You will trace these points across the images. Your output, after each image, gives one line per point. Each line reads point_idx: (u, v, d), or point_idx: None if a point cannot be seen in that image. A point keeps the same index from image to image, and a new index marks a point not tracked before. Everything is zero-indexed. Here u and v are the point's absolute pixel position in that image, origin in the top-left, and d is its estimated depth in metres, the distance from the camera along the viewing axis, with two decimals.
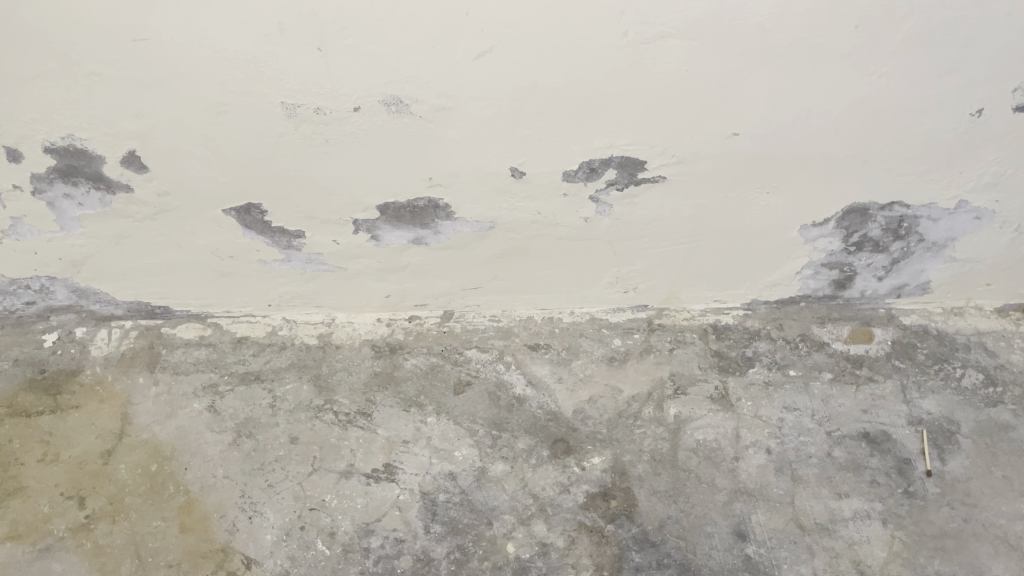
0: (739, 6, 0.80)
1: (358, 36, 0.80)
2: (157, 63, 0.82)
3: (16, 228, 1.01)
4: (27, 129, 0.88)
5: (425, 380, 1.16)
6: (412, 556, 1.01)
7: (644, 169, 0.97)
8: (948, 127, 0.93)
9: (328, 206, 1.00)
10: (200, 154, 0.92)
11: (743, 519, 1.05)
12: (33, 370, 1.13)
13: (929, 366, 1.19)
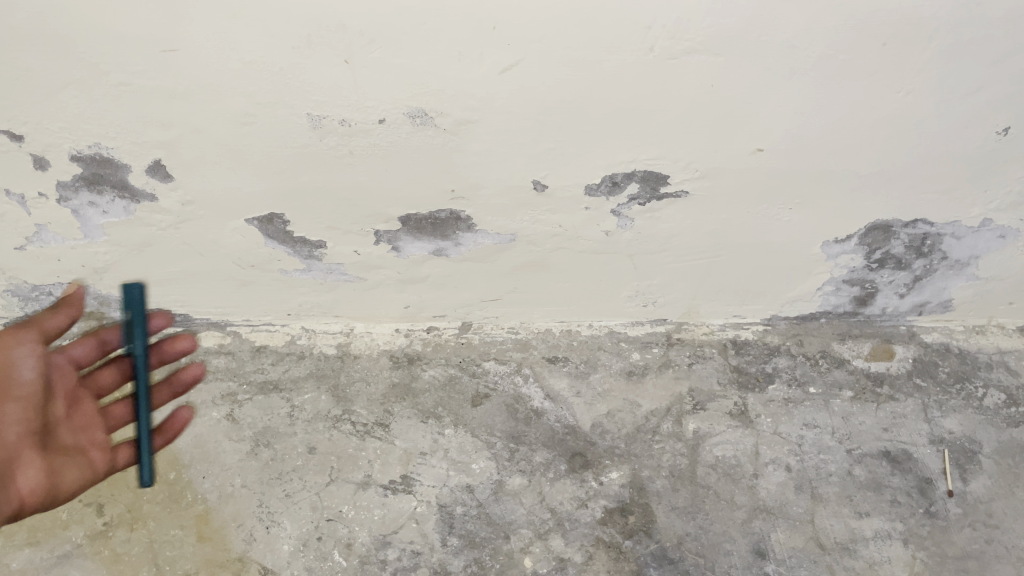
0: (767, 22, 0.76)
1: (384, 50, 0.79)
2: (185, 74, 0.82)
3: (39, 236, 1.02)
4: (54, 138, 0.88)
5: (443, 392, 1.15)
6: (429, 568, 1.01)
7: (667, 183, 0.97)
8: (973, 145, 0.91)
9: (349, 216, 1.00)
10: (226, 164, 0.92)
11: (763, 537, 1.05)
12: None
13: (951, 385, 1.18)
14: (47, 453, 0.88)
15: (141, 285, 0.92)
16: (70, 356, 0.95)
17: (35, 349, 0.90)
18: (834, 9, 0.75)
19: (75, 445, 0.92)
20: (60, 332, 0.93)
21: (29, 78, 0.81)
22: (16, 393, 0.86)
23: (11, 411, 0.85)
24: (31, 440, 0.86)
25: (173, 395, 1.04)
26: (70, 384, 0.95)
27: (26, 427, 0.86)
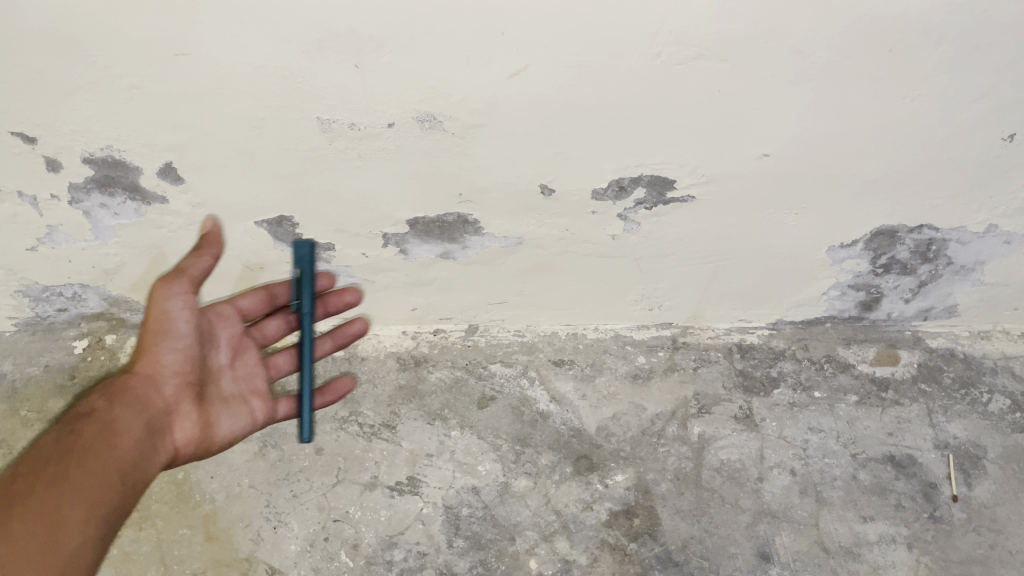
0: (772, 28, 0.76)
1: (394, 55, 0.79)
2: (197, 77, 0.82)
3: (51, 237, 1.03)
4: (67, 140, 0.89)
5: (449, 394, 1.16)
6: (434, 569, 1.01)
7: (673, 188, 0.97)
8: (978, 150, 0.91)
9: (358, 219, 1.01)
10: (236, 167, 0.93)
11: (767, 540, 1.05)
12: (62, 376, 1.18)
13: (956, 391, 1.19)
14: (212, 402, 0.92)
15: (312, 244, 0.96)
16: (240, 307, 0.99)
17: (191, 302, 0.89)
18: (840, 13, 0.74)
19: (242, 396, 0.97)
20: (207, 275, 0.90)
21: (42, 79, 0.82)
22: (172, 344, 0.89)
23: (169, 364, 0.89)
24: (191, 391, 0.90)
25: (336, 346, 1.07)
26: (235, 332, 0.99)
27: (185, 378, 0.90)
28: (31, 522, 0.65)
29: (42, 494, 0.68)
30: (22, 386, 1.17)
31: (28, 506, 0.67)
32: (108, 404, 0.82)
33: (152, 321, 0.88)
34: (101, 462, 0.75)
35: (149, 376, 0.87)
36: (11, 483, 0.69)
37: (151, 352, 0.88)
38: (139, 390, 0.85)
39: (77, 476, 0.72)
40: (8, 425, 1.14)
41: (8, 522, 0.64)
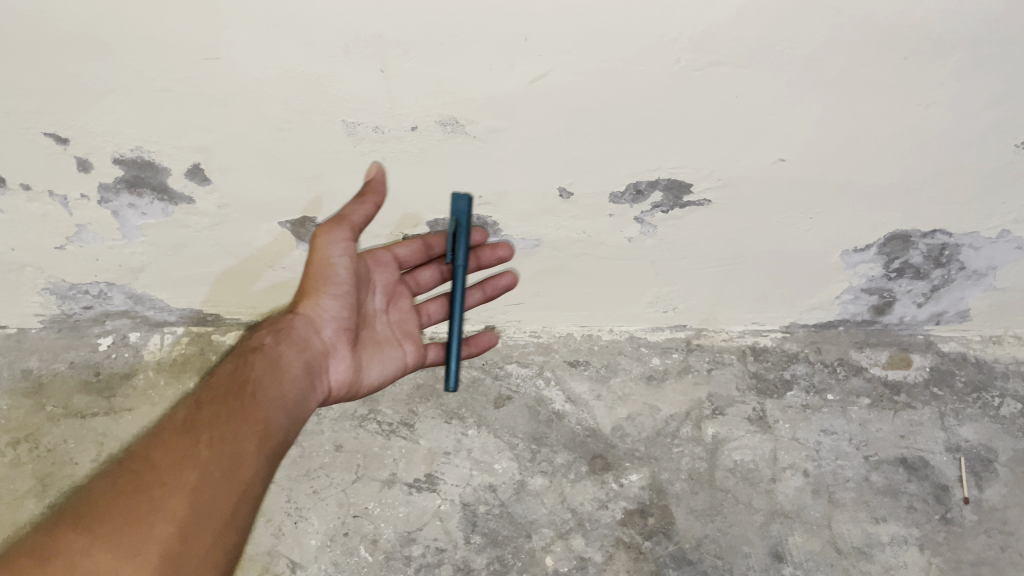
0: (791, 37, 0.76)
1: (418, 60, 0.79)
2: (225, 82, 0.83)
3: (79, 235, 1.05)
4: (98, 141, 0.91)
5: (466, 393, 1.18)
6: (452, 565, 1.05)
7: (690, 192, 0.98)
8: (992, 156, 0.91)
9: (379, 220, 1.03)
10: (262, 168, 0.95)
11: (780, 540, 1.08)
12: (88, 372, 1.23)
13: (967, 394, 1.20)
14: (359, 347, 1.00)
15: (469, 197, 0.96)
16: (394, 255, 1.04)
17: (349, 254, 0.92)
18: (858, 24, 0.74)
19: (390, 343, 1.05)
20: (368, 222, 0.90)
21: (76, 82, 0.83)
22: (331, 290, 0.94)
23: (331, 307, 0.95)
24: (348, 335, 0.97)
25: (485, 298, 1.09)
26: (392, 279, 1.05)
27: (343, 324, 0.96)
28: (216, 453, 0.75)
29: (222, 425, 0.78)
30: (49, 381, 1.22)
31: (212, 436, 0.76)
32: (276, 343, 0.91)
33: (317, 268, 0.92)
34: (267, 400, 0.84)
35: (311, 319, 0.94)
36: (196, 411, 0.79)
37: (313, 297, 0.94)
38: (303, 333, 0.93)
39: (252, 410, 0.81)
40: (37, 420, 1.19)
41: (197, 450, 0.75)
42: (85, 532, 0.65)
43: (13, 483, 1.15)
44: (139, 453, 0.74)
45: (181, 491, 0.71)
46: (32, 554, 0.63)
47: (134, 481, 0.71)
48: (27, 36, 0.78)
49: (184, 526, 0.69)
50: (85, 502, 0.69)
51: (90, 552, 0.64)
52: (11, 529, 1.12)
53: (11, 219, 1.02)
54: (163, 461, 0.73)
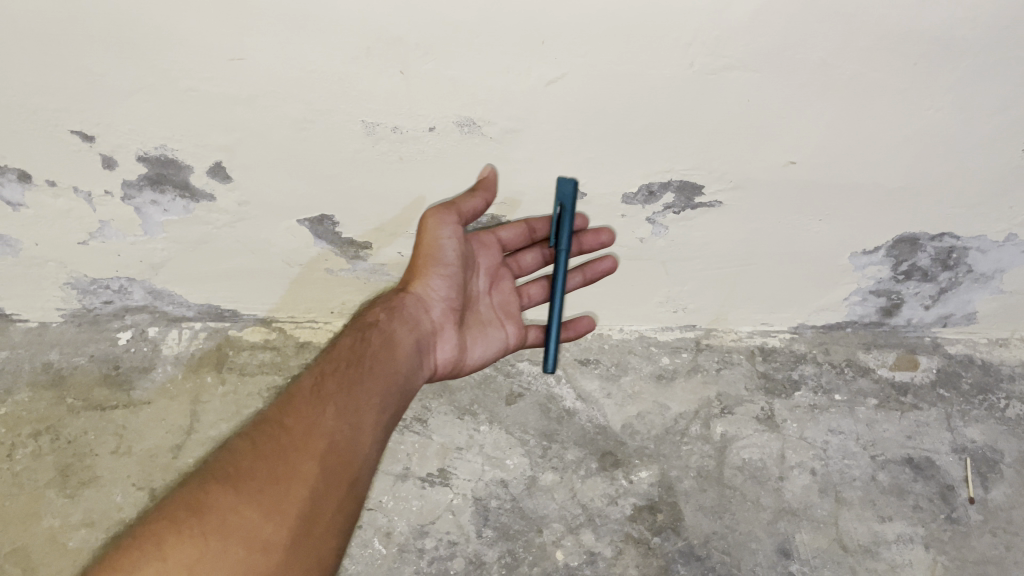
0: (802, 41, 0.77)
1: (437, 62, 0.81)
2: (248, 81, 0.85)
3: (102, 231, 1.08)
4: (123, 139, 0.93)
5: (478, 390, 1.20)
6: (464, 558, 1.07)
7: (701, 193, 1.00)
8: (1000, 160, 0.92)
9: (395, 218, 1.05)
10: (283, 166, 0.97)
11: (787, 537, 1.09)
12: (107, 366, 1.26)
13: (973, 396, 1.21)
14: (465, 327, 1.00)
15: (575, 181, 0.95)
16: (499, 238, 1.03)
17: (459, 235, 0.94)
18: (868, 29, 0.75)
19: (493, 323, 1.04)
20: (478, 214, 0.93)
21: (104, 81, 0.85)
22: (440, 270, 0.95)
23: (439, 287, 0.96)
24: (456, 315, 0.98)
25: (585, 283, 1.07)
26: (495, 262, 1.04)
27: (452, 303, 0.97)
28: (340, 423, 0.78)
29: (346, 395, 0.80)
30: (70, 375, 1.25)
31: (336, 406, 0.79)
32: (388, 317, 0.92)
33: (426, 248, 0.94)
34: (382, 376, 0.85)
35: (421, 298, 0.95)
36: (321, 380, 0.82)
37: (423, 276, 0.95)
38: (414, 309, 0.94)
39: (368, 383, 0.83)
40: (58, 412, 1.22)
41: (325, 418, 0.77)
42: (232, 490, 0.70)
43: (34, 473, 1.17)
44: (271, 419, 0.78)
45: (311, 458, 0.74)
46: (191, 504, 0.69)
47: (269, 445, 0.74)
48: (60, 35, 0.80)
49: (315, 491, 0.72)
50: (230, 460, 0.73)
51: (234, 511, 0.68)
52: (33, 518, 1.13)
53: (35, 214, 1.05)
54: (295, 426, 0.76)
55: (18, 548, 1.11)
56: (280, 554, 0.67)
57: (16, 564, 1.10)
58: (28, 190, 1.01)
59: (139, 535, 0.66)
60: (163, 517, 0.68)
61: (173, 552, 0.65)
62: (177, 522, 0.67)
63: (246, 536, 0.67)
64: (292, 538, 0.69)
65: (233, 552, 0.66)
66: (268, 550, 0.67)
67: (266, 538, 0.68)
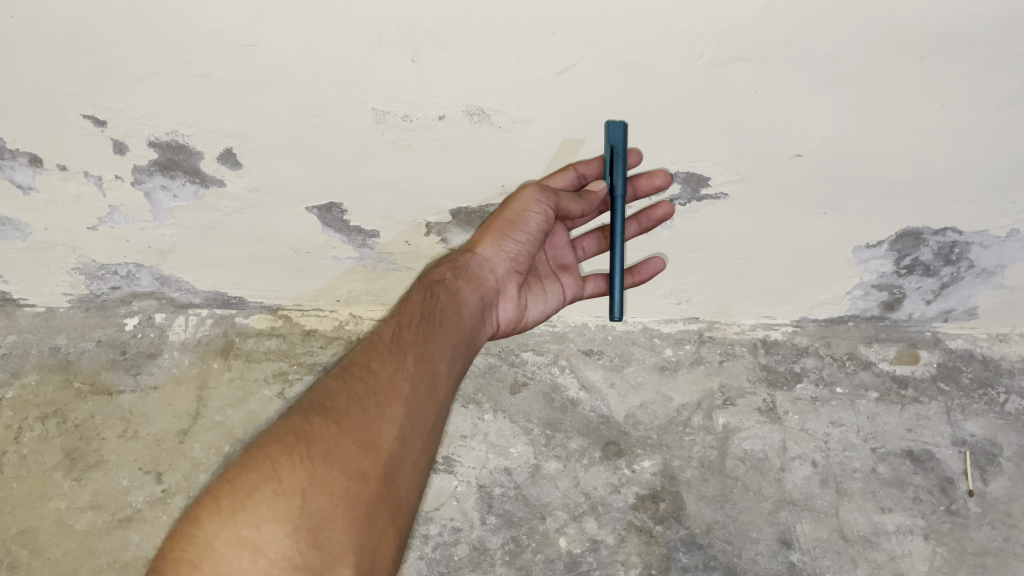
0: (812, 34, 0.78)
1: (449, 50, 0.81)
2: (260, 68, 0.85)
3: (112, 216, 1.09)
4: (135, 124, 0.94)
5: (482, 379, 1.24)
6: (469, 544, 1.12)
7: (708, 184, 1.00)
8: (1005, 155, 0.93)
9: (404, 207, 1.06)
10: (293, 153, 0.97)
11: (789, 527, 1.12)
12: (115, 351, 1.27)
13: (973, 390, 1.23)
14: (524, 285, 1.02)
15: (624, 124, 0.90)
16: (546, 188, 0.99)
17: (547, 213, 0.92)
18: (876, 24, 0.76)
19: (550, 278, 1.06)
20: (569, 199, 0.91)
21: (117, 65, 0.86)
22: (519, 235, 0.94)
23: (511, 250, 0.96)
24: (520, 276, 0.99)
25: (641, 230, 1.06)
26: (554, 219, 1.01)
27: (517, 265, 0.98)
28: (421, 370, 0.81)
29: (425, 345, 0.84)
30: (77, 359, 1.26)
31: (417, 354, 0.82)
32: (455, 276, 0.94)
33: (510, 214, 0.93)
34: (454, 327, 0.88)
35: (490, 257, 0.96)
36: (400, 330, 0.86)
37: (496, 239, 0.95)
38: (480, 270, 0.95)
39: (443, 334, 0.86)
40: (65, 397, 1.24)
41: (407, 364, 0.81)
42: (333, 424, 0.74)
43: (42, 456, 1.19)
44: (358, 362, 0.82)
45: (398, 400, 0.77)
46: (298, 433, 0.73)
47: (359, 386, 0.78)
48: (75, 19, 0.81)
49: (402, 433, 0.76)
50: (326, 396, 0.77)
51: (336, 442, 0.72)
52: (41, 500, 1.16)
53: (46, 198, 1.06)
54: (381, 370, 0.80)
55: (25, 529, 1.14)
56: (376, 487, 0.72)
57: (23, 545, 1.13)
58: (39, 174, 1.02)
59: (255, 458, 0.70)
60: (274, 443, 0.72)
61: (286, 475, 0.69)
62: (287, 449, 0.71)
63: (347, 466, 0.71)
64: (385, 472, 0.73)
65: (337, 479, 0.70)
66: (366, 481, 0.71)
67: (364, 470, 0.72)
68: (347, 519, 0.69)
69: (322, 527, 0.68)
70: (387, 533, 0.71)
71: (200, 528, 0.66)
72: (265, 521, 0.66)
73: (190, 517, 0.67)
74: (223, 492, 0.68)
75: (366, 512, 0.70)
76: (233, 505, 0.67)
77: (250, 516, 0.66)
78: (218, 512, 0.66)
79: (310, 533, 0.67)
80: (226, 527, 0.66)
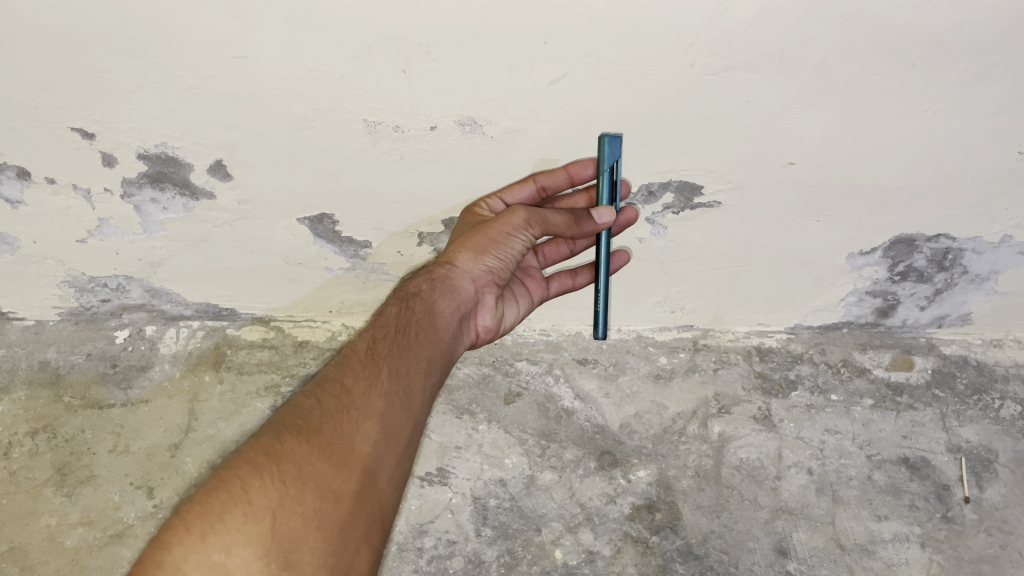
0: (804, 42, 0.77)
1: (441, 60, 0.81)
2: (250, 79, 0.84)
3: (101, 229, 1.08)
4: (123, 136, 0.93)
5: (477, 389, 1.24)
6: (463, 557, 1.11)
7: (701, 193, 1.00)
8: (997, 163, 0.93)
9: (395, 217, 1.06)
10: (283, 165, 0.97)
11: (785, 536, 1.11)
12: (105, 364, 1.26)
13: (968, 397, 1.23)
14: (501, 294, 0.99)
15: (618, 136, 0.87)
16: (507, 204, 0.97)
17: (530, 234, 0.91)
18: (867, 32, 0.76)
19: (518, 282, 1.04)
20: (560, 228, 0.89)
21: (105, 78, 0.85)
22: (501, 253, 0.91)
23: (492, 267, 0.92)
24: (499, 286, 0.96)
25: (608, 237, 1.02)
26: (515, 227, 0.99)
27: (497, 278, 0.94)
28: (395, 384, 0.78)
29: (399, 359, 0.81)
30: (67, 373, 1.25)
31: (392, 368, 0.79)
32: (431, 288, 0.90)
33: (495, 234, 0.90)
34: (430, 340, 0.85)
35: (469, 271, 0.92)
36: (373, 345, 0.82)
37: (476, 253, 0.91)
38: (459, 281, 0.92)
39: (417, 348, 0.83)
40: (56, 411, 1.23)
41: (381, 379, 0.78)
42: (305, 443, 0.70)
43: (31, 472, 1.18)
44: (330, 378, 0.78)
45: (371, 417, 0.74)
46: (269, 452, 0.69)
47: (332, 403, 0.74)
48: (61, 31, 0.80)
49: (376, 449, 0.73)
50: (299, 413, 0.73)
51: (309, 461, 0.69)
52: (30, 517, 1.14)
53: (34, 212, 1.05)
54: (354, 387, 0.76)
55: (15, 546, 1.12)
56: (350, 506, 0.69)
57: (13, 563, 1.11)
58: (27, 187, 1.01)
59: (224, 478, 0.66)
60: (245, 461, 0.68)
61: (257, 497, 0.65)
62: (257, 468, 0.67)
63: (319, 485, 0.68)
64: (357, 491, 0.69)
65: (310, 499, 0.67)
66: (338, 500, 0.68)
67: (336, 490, 0.68)
68: (320, 539, 0.66)
69: (294, 548, 0.64)
70: (361, 552, 0.68)
71: (167, 553, 0.60)
72: (234, 544, 0.62)
73: (156, 540, 0.62)
74: (192, 515, 0.63)
75: (339, 532, 0.67)
76: (202, 528, 0.62)
77: (221, 539, 0.62)
78: (187, 536, 0.62)
79: (282, 555, 0.64)
80: (195, 551, 0.61)
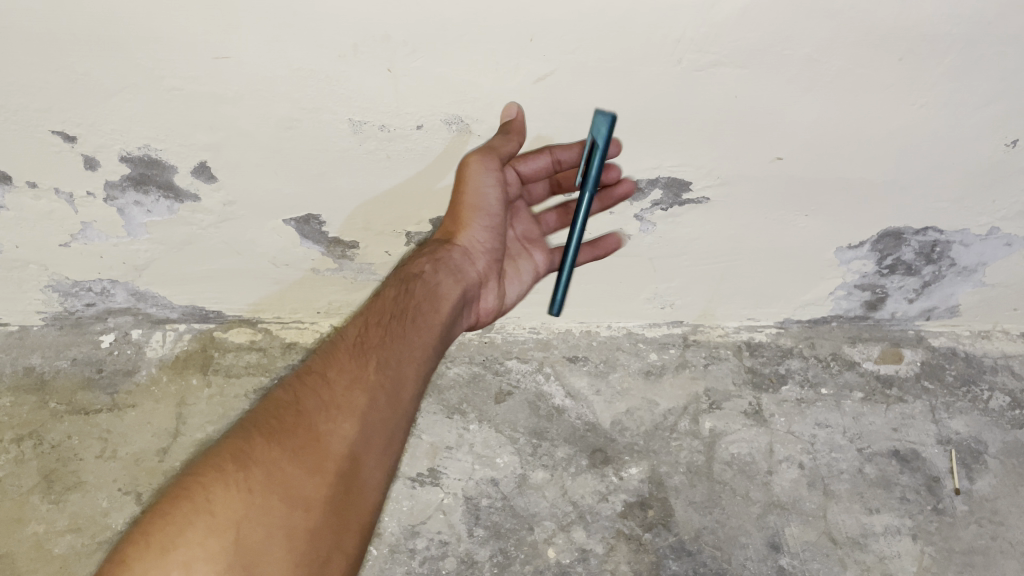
0: (790, 37, 0.77)
1: (426, 59, 0.80)
2: (233, 79, 0.83)
3: (84, 233, 1.07)
4: (106, 139, 0.91)
5: (467, 389, 1.24)
6: (456, 558, 1.09)
7: (689, 189, 1.00)
8: (982, 156, 0.93)
9: (382, 218, 1.05)
10: (269, 166, 0.96)
11: (777, 531, 1.11)
12: (91, 369, 1.25)
13: (957, 388, 1.24)
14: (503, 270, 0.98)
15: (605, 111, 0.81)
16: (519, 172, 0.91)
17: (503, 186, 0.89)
18: (856, 25, 0.76)
19: (522, 255, 1.01)
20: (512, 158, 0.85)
21: (86, 79, 0.84)
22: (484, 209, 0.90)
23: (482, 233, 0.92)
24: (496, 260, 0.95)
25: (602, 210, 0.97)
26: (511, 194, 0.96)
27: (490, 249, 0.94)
28: (382, 377, 0.77)
29: (387, 350, 0.80)
30: (52, 379, 1.24)
31: (379, 360, 0.78)
32: (433, 269, 0.89)
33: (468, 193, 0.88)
34: (424, 325, 0.84)
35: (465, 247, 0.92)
36: (364, 332, 0.81)
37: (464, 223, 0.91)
38: (457, 259, 0.91)
39: (409, 335, 0.82)
40: (42, 417, 1.21)
41: (366, 372, 0.77)
42: (275, 444, 0.69)
43: (17, 479, 1.16)
44: (313, 372, 0.77)
45: (352, 415, 0.73)
46: (239, 455, 0.68)
47: (312, 399, 0.73)
48: (41, 34, 0.78)
49: (355, 449, 0.72)
50: (276, 413, 0.72)
51: (278, 465, 0.68)
52: (17, 524, 1.13)
53: (16, 216, 1.04)
54: (337, 381, 0.75)
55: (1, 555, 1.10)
56: (322, 513, 0.67)
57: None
58: (9, 191, 1.00)
59: (189, 487, 0.65)
60: (211, 467, 0.66)
61: (220, 507, 0.64)
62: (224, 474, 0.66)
63: (288, 492, 0.67)
64: (332, 495, 0.68)
65: (278, 508, 0.66)
66: (309, 509, 0.67)
67: (308, 497, 0.67)
68: (289, 548, 0.65)
69: (258, 559, 0.63)
70: (334, 558, 0.67)
71: (127, 568, 0.59)
72: (196, 559, 0.60)
73: (116, 555, 0.61)
74: (153, 528, 0.61)
75: (309, 539, 0.66)
76: (163, 542, 0.61)
77: (181, 553, 0.60)
78: (147, 549, 0.60)
79: (246, 566, 0.62)
80: (156, 566, 0.59)
